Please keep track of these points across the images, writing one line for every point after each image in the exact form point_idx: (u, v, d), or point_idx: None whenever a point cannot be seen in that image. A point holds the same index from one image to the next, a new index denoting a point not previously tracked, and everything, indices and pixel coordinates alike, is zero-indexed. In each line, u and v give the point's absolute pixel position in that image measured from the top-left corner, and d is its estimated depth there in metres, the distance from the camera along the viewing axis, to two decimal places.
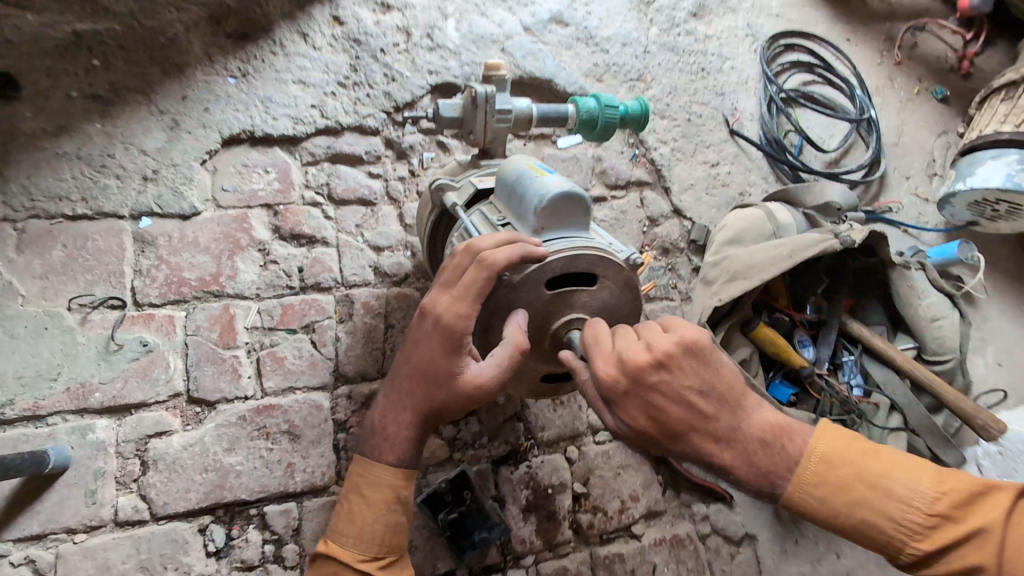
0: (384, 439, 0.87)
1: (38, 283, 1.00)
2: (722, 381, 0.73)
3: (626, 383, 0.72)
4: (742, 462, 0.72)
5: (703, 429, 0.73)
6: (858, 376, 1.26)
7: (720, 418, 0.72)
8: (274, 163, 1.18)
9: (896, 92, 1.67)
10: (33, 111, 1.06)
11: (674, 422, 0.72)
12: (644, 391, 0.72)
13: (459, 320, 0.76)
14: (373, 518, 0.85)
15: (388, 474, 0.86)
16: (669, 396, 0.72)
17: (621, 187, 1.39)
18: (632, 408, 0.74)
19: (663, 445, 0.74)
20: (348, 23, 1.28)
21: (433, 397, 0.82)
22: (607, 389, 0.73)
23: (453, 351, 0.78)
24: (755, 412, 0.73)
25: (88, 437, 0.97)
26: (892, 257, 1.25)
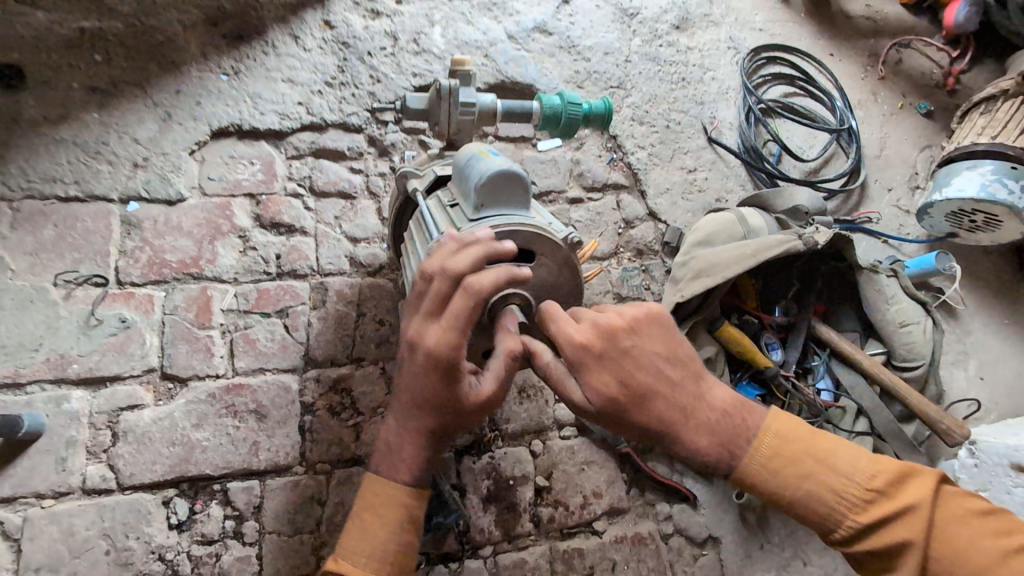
0: (392, 461, 0.81)
1: (27, 259, 1.06)
2: (685, 353, 0.78)
3: (603, 347, 0.75)
4: (705, 436, 0.74)
5: (671, 398, 0.75)
6: (825, 380, 1.30)
7: (685, 388, 0.76)
8: (260, 155, 1.24)
9: (879, 106, 1.71)
10: (35, 99, 1.13)
11: (644, 389, 0.74)
12: (621, 359, 0.75)
13: (454, 349, 0.71)
14: (388, 541, 0.78)
15: (400, 495, 0.80)
16: (641, 364, 0.75)
17: (597, 190, 1.42)
18: (604, 376, 0.74)
19: (627, 418, 0.74)
20: (338, 27, 1.35)
21: (445, 419, 0.77)
22: (581, 360, 0.74)
23: (454, 374, 0.73)
24: (716, 390, 0.78)
25: (63, 407, 1.01)
26: (858, 261, 1.28)
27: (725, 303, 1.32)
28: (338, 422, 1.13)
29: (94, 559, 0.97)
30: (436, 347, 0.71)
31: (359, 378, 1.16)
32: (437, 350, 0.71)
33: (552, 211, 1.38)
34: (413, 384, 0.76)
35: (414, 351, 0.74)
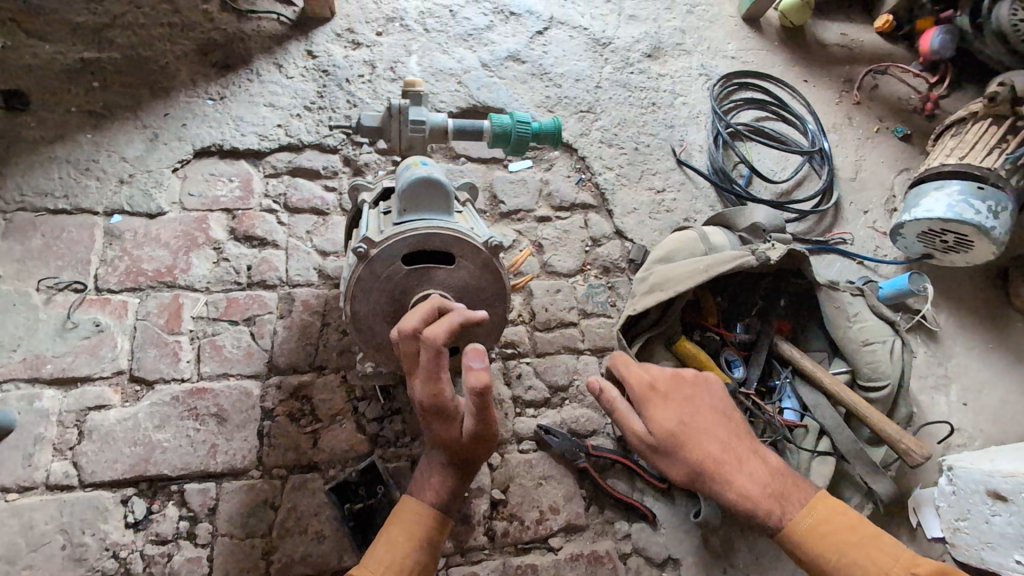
0: (420, 486, 0.87)
1: (15, 266, 1.14)
2: (738, 412, 0.93)
3: (669, 390, 0.92)
4: (753, 483, 0.84)
5: (725, 443, 0.87)
6: (790, 400, 1.28)
7: (738, 437, 0.89)
8: (238, 173, 1.31)
9: (854, 130, 1.74)
10: (38, 122, 1.25)
11: (701, 429, 0.88)
12: (681, 405, 0.91)
13: (439, 397, 0.78)
14: (406, 559, 0.81)
15: (424, 517, 0.84)
16: (702, 411, 0.90)
17: (565, 209, 1.46)
18: (664, 415, 0.90)
19: (682, 453, 0.87)
20: (320, 57, 1.45)
21: (458, 451, 0.85)
22: (649, 399, 0.92)
23: (452, 415, 0.81)
24: (770, 452, 0.90)
25: (34, 405, 1.07)
26: (819, 279, 1.28)
27: (687, 321, 1.35)
28: (297, 428, 1.14)
29: (49, 553, 0.99)
30: (423, 399, 0.78)
31: (320, 386, 1.17)
32: (425, 401, 0.79)
33: (520, 228, 1.41)
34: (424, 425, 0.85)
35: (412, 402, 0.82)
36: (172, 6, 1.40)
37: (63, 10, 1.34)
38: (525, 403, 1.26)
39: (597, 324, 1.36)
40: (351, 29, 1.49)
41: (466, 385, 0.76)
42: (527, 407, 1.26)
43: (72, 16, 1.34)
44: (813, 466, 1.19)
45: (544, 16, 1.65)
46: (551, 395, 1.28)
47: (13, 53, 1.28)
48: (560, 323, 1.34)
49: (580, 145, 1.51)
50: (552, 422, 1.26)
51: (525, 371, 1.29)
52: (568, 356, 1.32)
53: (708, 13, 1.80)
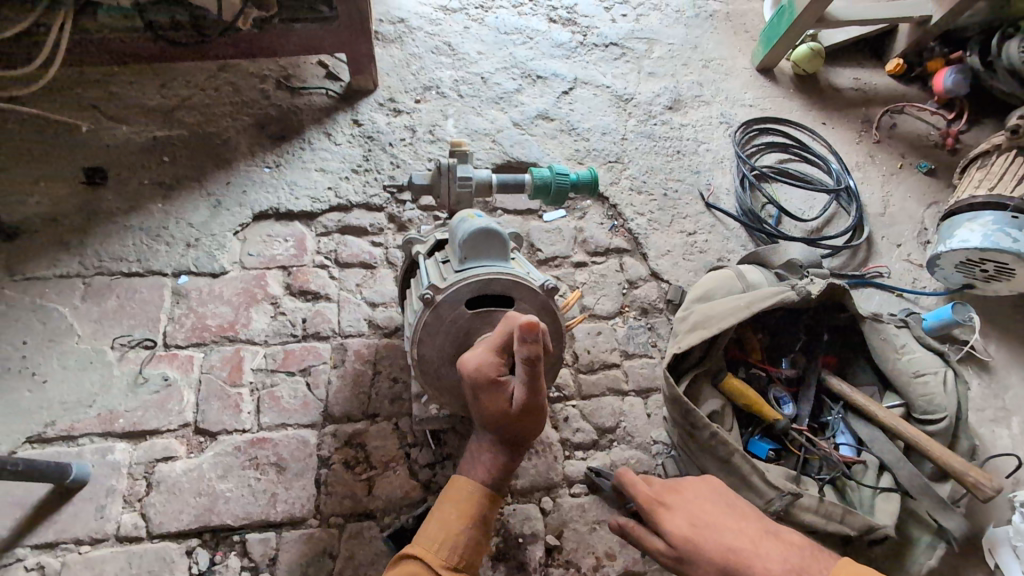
0: (472, 466, 0.87)
1: (92, 325, 1.22)
2: (741, 501, 0.93)
3: (672, 499, 0.93)
4: (775, 564, 0.80)
5: (739, 531, 0.86)
6: (845, 435, 1.26)
7: (749, 523, 0.87)
8: (293, 233, 1.40)
9: (877, 167, 1.78)
10: (115, 195, 1.37)
11: (717, 526, 0.87)
12: (690, 508, 0.91)
13: (487, 368, 0.81)
14: (462, 534, 0.81)
15: (476, 493, 0.85)
16: (707, 508, 0.91)
17: (601, 254, 1.51)
18: (679, 519, 0.90)
19: (704, 552, 0.85)
20: (365, 124, 1.57)
21: (507, 425, 0.83)
22: (661, 511, 0.92)
23: (500, 386, 0.82)
24: (781, 531, 0.87)
25: (107, 457, 1.12)
26: (861, 312, 1.29)
27: (731, 358, 1.35)
28: (353, 475, 1.16)
29: None
30: (477, 368, 0.81)
31: (374, 433, 1.20)
32: (479, 370, 0.81)
33: (558, 274, 1.46)
34: (470, 400, 0.84)
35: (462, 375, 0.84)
36: (233, 88, 1.55)
37: (140, 96, 1.50)
38: (573, 445, 1.27)
39: (639, 365, 1.38)
40: (393, 98, 1.62)
41: (519, 354, 0.77)
42: (576, 449, 1.27)
43: (147, 100, 1.49)
44: (877, 504, 1.15)
45: (569, 77, 1.77)
46: (600, 437, 1.28)
47: (95, 134, 1.42)
48: (604, 365, 1.37)
49: (611, 194, 1.58)
50: (602, 465, 1.25)
51: (572, 414, 1.30)
52: (613, 397, 1.33)
53: (723, 66, 1.90)
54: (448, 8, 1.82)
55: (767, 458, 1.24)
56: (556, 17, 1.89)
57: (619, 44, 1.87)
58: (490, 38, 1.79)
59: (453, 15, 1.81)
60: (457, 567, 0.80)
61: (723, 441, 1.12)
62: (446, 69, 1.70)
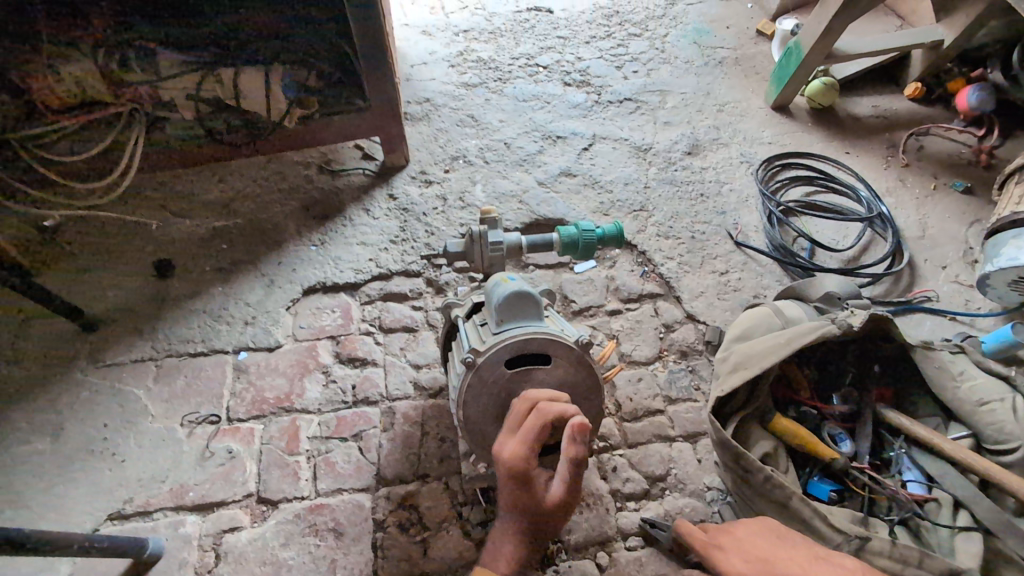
0: (495, 559, 0.89)
1: (164, 404, 1.32)
2: (790, 533, 1.01)
3: (725, 540, 1.01)
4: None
5: (791, 561, 0.94)
6: (912, 471, 1.20)
7: (798, 550, 0.96)
8: (339, 304, 1.50)
9: (910, 190, 1.77)
10: (182, 282, 1.50)
11: (771, 560, 0.95)
12: (741, 545, 0.99)
13: (524, 456, 0.84)
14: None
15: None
16: (757, 543, 0.99)
17: (634, 300, 1.53)
18: (733, 557, 0.98)
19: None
20: (400, 198, 1.68)
21: (534, 518, 0.86)
22: (715, 552, 1.01)
23: (534, 474, 0.84)
24: (833, 559, 0.94)
25: (179, 530, 1.18)
26: (910, 340, 1.26)
27: (778, 397, 1.33)
28: (408, 538, 1.18)
29: None
30: (513, 459, 0.83)
31: (425, 494, 1.23)
32: (516, 459, 0.83)
33: (593, 323, 1.49)
34: (502, 486, 0.86)
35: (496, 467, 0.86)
36: (281, 176, 1.71)
37: (200, 192, 1.66)
38: (624, 496, 1.25)
39: (683, 409, 1.37)
40: (424, 171, 1.74)
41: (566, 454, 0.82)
42: (628, 500, 1.25)
43: (206, 195, 1.65)
44: (956, 545, 1.08)
45: (587, 134, 1.85)
46: (651, 486, 1.27)
47: (164, 230, 1.58)
48: (648, 412, 1.36)
49: (639, 241, 1.62)
50: (656, 515, 1.23)
51: (620, 463, 1.29)
52: (661, 444, 1.32)
53: (738, 108, 1.96)
54: (469, 84, 1.97)
55: (829, 499, 1.19)
56: (570, 80, 2.01)
57: (633, 99, 1.96)
58: (510, 107, 1.91)
59: (474, 89, 1.95)
60: None
61: (778, 484, 1.08)
62: (471, 139, 1.82)
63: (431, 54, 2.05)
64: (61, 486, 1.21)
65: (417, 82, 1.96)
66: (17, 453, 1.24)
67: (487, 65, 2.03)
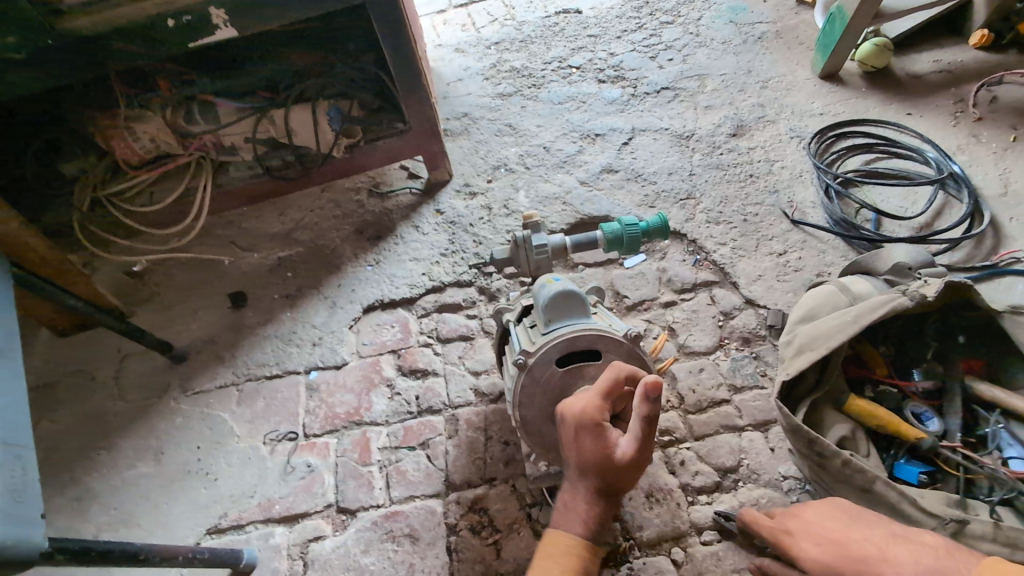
0: (568, 520, 0.85)
1: (247, 425, 1.42)
2: (855, 510, 0.94)
3: (791, 525, 0.98)
4: (908, 571, 0.81)
5: (865, 541, 0.88)
6: (1015, 447, 1.11)
7: (871, 528, 0.89)
8: (398, 319, 1.56)
9: (986, 145, 1.63)
10: (255, 311, 1.61)
11: (843, 543, 0.90)
12: (810, 529, 0.95)
13: (594, 408, 0.85)
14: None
15: (576, 547, 0.83)
16: (824, 524, 0.94)
17: (688, 290, 1.50)
18: (805, 543, 0.95)
19: (837, 569, 0.89)
20: (447, 212, 1.73)
21: (604, 476, 0.83)
22: (787, 541, 0.97)
23: (605, 429, 0.85)
24: (907, 535, 0.87)
25: (270, 541, 1.27)
26: (997, 306, 1.16)
27: (852, 377, 1.26)
28: (481, 540, 1.21)
29: None
30: (584, 411, 0.85)
31: (494, 497, 1.25)
32: (587, 413, 0.85)
33: (648, 317, 1.47)
34: (569, 443, 0.86)
35: (563, 422, 0.87)
36: (335, 203, 1.80)
37: (264, 226, 1.78)
38: (695, 489, 1.22)
39: (751, 397, 1.33)
40: (467, 183, 1.78)
41: (638, 408, 0.80)
42: (699, 493, 1.22)
43: (269, 229, 1.77)
44: None
45: (626, 128, 1.84)
46: (722, 478, 1.23)
47: (235, 264, 1.71)
48: (712, 402, 1.33)
49: (688, 229, 1.59)
50: (730, 508, 1.20)
51: (687, 457, 1.26)
52: (729, 435, 1.28)
53: (782, 83, 1.88)
54: (504, 94, 2.00)
55: (920, 483, 1.12)
56: (604, 77, 2.00)
57: (671, 87, 1.93)
58: (546, 111, 1.93)
59: (510, 99, 1.99)
60: None
61: (858, 469, 1.02)
62: (510, 147, 1.85)
63: (465, 70, 2.11)
64: (165, 505, 1.32)
65: (455, 98, 2.02)
66: (126, 476, 1.37)
67: (520, 73, 2.06)
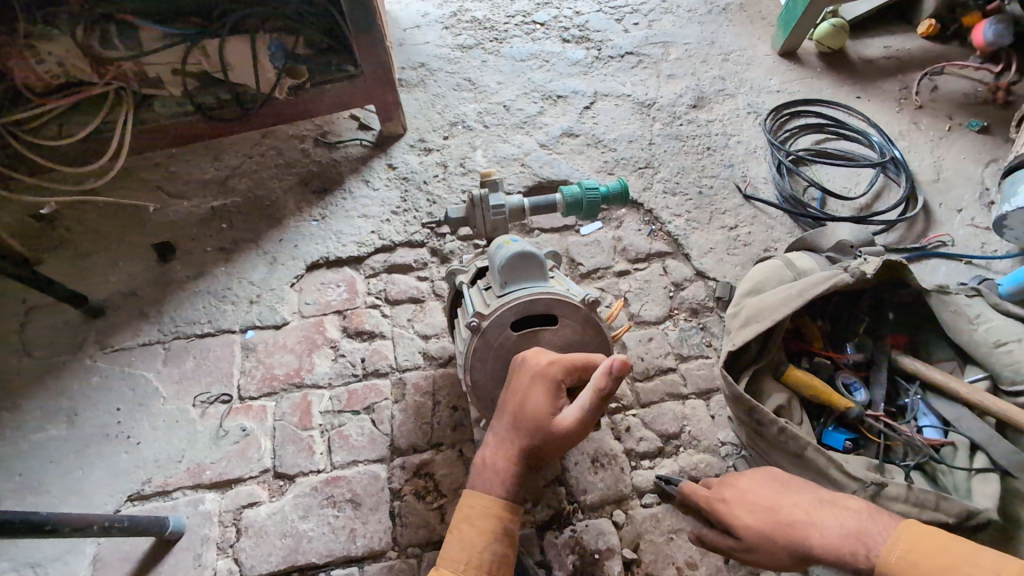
0: (486, 478, 0.86)
1: (174, 386, 1.32)
2: (786, 477, 0.95)
3: (726, 494, 0.98)
4: (833, 534, 0.85)
5: (795, 506, 0.90)
6: (928, 417, 1.18)
7: (801, 494, 0.91)
8: (343, 278, 1.48)
9: (925, 133, 1.71)
10: (184, 264, 1.49)
11: (775, 509, 0.91)
12: (744, 497, 0.95)
13: (554, 372, 0.85)
14: (480, 555, 0.82)
15: (498, 504, 0.84)
16: (755, 492, 0.95)
17: (642, 260, 1.50)
18: (737, 511, 0.95)
19: (769, 536, 0.90)
20: (399, 167, 1.64)
21: (540, 441, 0.84)
22: (722, 509, 0.97)
23: (555, 397, 0.85)
24: (832, 497, 0.90)
25: (199, 508, 1.19)
26: (926, 285, 1.23)
27: (791, 349, 1.31)
28: (425, 505, 1.18)
29: None
30: (551, 365, 0.86)
31: (440, 462, 1.23)
32: (546, 372, 0.85)
33: (601, 285, 1.46)
34: (512, 398, 0.86)
35: (520, 373, 0.87)
36: (277, 151, 1.67)
37: (195, 172, 1.63)
38: (638, 455, 1.24)
39: (696, 367, 1.36)
40: (422, 139, 1.69)
41: (595, 383, 0.82)
42: (642, 459, 1.24)
43: (202, 175, 1.62)
44: (973, 487, 1.05)
45: (589, 92, 1.80)
46: (665, 444, 1.26)
47: (161, 212, 1.56)
48: (659, 370, 1.35)
49: (645, 199, 1.58)
50: (671, 472, 1.23)
51: (633, 423, 1.28)
52: (674, 402, 1.31)
53: (743, 57, 1.88)
54: (464, 46, 1.90)
55: (844, 449, 1.18)
56: (569, 37, 1.94)
57: (635, 52, 1.89)
58: (507, 68, 1.85)
59: (470, 51, 1.89)
60: None
61: (792, 436, 1.06)
62: (469, 103, 1.77)
63: (424, 17, 1.98)
64: (79, 470, 1.22)
65: (411, 46, 1.90)
66: (34, 440, 1.25)
67: (482, 25, 1.96)
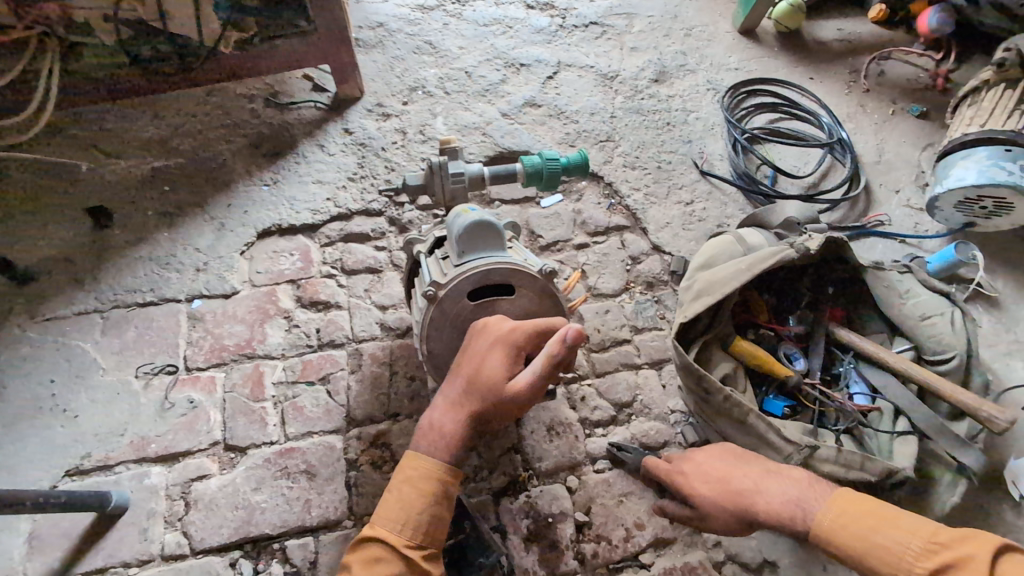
0: (430, 441, 0.89)
1: (115, 357, 1.26)
2: (737, 450, 1.01)
3: (683, 466, 1.03)
4: (776, 501, 0.91)
5: (744, 476, 0.95)
6: (858, 384, 1.26)
7: (750, 466, 0.97)
8: (297, 247, 1.43)
9: (870, 116, 1.78)
10: (122, 229, 1.40)
11: (727, 479, 0.96)
12: (699, 469, 1.01)
13: (518, 332, 0.88)
14: (421, 514, 0.86)
15: (432, 474, 0.88)
16: (710, 465, 1.00)
17: (601, 233, 1.52)
18: (693, 481, 1.00)
19: (720, 504, 0.95)
20: (356, 132, 1.58)
21: (490, 400, 0.87)
22: (678, 481, 1.02)
23: (513, 360, 0.87)
24: (775, 467, 0.96)
25: (144, 482, 1.15)
26: (863, 261, 1.29)
27: (738, 321, 1.36)
28: (381, 475, 1.18)
29: None
30: (513, 329, 0.88)
31: (397, 432, 1.23)
32: (508, 334, 0.88)
33: (560, 257, 1.47)
34: (477, 355, 0.88)
35: (482, 333, 0.90)
36: (224, 111, 1.58)
37: (134, 131, 1.53)
38: (593, 423, 1.28)
39: (649, 338, 1.40)
40: (380, 103, 1.63)
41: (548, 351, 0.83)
42: (596, 427, 1.28)
43: (140, 134, 1.52)
44: (895, 449, 1.14)
45: (552, 62, 1.77)
46: (617, 412, 1.30)
47: (95, 172, 1.46)
48: (615, 341, 1.38)
49: (605, 172, 1.59)
50: (623, 439, 1.27)
51: (588, 392, 1.31)
52: (627, 372, 1.35)
53: (704, 33, 1.90)
54: (425, 7, 1.83)
55: (782, 415, 1.24)
56: (533, 3, 1.90)
57: (599, 23, 1.87)
58: (469, 32, 1.80)
59: (431, 13, 1.82)
60: (423, 544, 0.86)
61: (736, 403, 1.11)
62: (430, 67, 1.71)
63: None
64: (11, 445, 1.15)
65: (369, 5, 1.81)
66: None
67: None
